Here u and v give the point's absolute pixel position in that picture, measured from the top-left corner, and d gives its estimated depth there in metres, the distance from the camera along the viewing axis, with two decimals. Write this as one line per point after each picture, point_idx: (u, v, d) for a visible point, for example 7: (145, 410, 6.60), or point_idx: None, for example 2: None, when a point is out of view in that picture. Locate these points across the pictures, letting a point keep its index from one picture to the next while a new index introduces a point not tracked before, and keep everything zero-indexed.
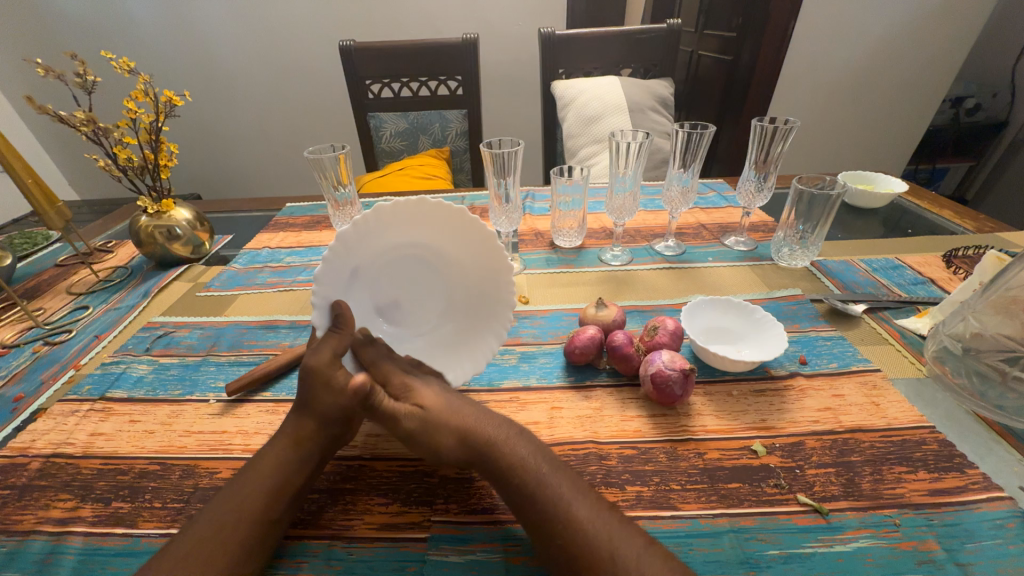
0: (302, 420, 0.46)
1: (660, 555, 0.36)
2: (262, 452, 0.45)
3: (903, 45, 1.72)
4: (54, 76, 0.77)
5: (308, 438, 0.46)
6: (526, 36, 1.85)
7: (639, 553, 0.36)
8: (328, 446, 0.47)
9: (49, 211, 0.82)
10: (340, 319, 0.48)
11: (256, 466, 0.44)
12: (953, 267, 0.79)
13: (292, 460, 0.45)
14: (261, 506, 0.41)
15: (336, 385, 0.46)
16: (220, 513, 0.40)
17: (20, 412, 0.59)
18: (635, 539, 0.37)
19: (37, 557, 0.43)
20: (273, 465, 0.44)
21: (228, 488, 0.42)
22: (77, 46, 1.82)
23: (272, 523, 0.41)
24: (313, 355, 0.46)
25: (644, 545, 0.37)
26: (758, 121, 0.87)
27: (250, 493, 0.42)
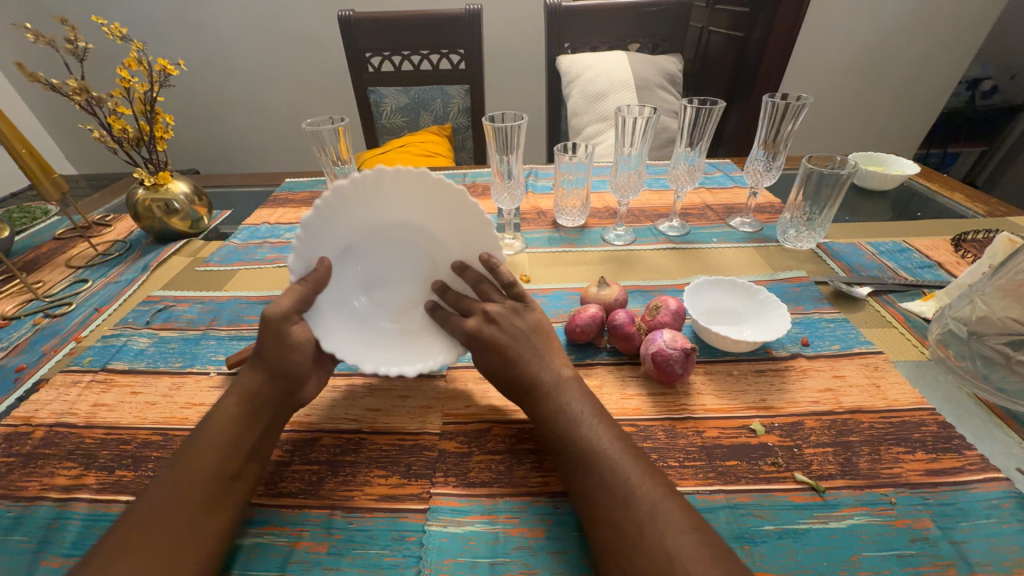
0: (252, 377, 0.47)
1: (678, 504, 0.36)
2: (213, 412, 0.45)
3: (922, 22, 1.66)
4: (45, 42, 0.75)
5: (261, 393, 0.46)
6: (531, 8, 1.78)
7: (655, 501, 0.36)
8: (280, 402, 0.48)
9: (44, 183, 0.80)
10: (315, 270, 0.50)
11: (209, 425, 0.44)
12: (962, 250, 0.77)
13: (247, 414, 0.45)
14: (220, 459, 0.42)
15: (289, 340, 0.48)
16: (182, 472, 0.40)
17: (22, 382, 0.60)
18: (656, 486, 0.38)
19: (43, 522, 0.44)
20: (228, 420, 0.44)
21: (186, 446, 0.43)
22: (68, 13, 1.77)
23: (233, 476, 0.41)
24: (271, 305, 0.48)
25: (663, 494, 0.37)
26: (770, 97, 0.85)
27: (203, 452, 0.42)
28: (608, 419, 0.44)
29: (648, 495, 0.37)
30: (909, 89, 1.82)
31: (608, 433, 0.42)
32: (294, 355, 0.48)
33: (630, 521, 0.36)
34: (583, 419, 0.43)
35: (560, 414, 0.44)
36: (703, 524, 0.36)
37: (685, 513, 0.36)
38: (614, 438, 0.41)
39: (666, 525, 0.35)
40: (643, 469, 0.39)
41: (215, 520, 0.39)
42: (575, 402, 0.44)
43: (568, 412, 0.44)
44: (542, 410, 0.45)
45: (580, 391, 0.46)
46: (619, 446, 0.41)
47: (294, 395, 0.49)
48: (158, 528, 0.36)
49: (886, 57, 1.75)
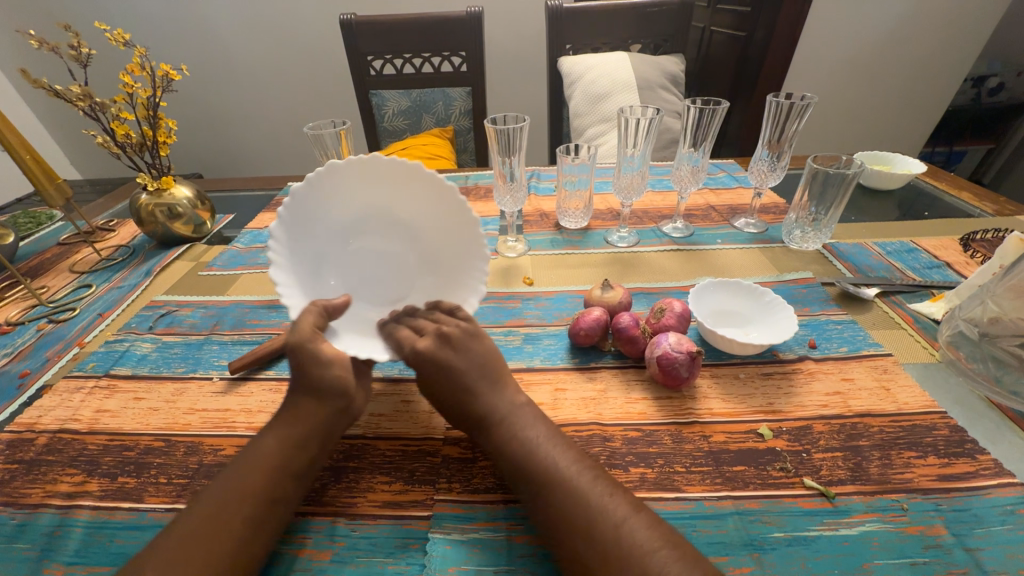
0: (304, 399, 0.46)
1: (643, 523, 0.37)
2: (265, 432, 0.45)
3: (926, 20, 1.65)
4: (48, 48, 0.75)
5: (311, 415, 0.45)
6: (532, 10, 1.78)
7: (624, 519, 0.37)
8: (332, 423, 0.46)
9: (48, 188, 0.80)
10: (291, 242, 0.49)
11: (258, 445, 0.43)
12: (970, 250, 0.76)
13: (295, 437, 0.44)
14: (264, 484, 0.41)
15: (328, 360, 0.46)
16: (225, 490, 0.40)
17: (26, 389, 0.60)
18: (621, 506, 0.38)
19: (46, 530, 0.44)
20: (278, 442, 0.43)
21: (234, 465, 0.42)
22: (73, 19, 1.78)
23: (274, 501, 0.41)
24: (293, 333, 0.46)
25: (629, 513, 0.37)
26: (774, 97, 0.84)
27: (251, 472, 0.41)
28: (566, 442, 0.44)
29: (612, 518, 0.37)
30: (914, 87, 1.81)
31: (567, 455, 0.42)
32: (338, 376, 0.46)
33: (593, 548, 0.35)
34: (541, 445, 0.43)
35: (516, 442, 0.43)
36: (670, 539, 0.36)
37: (653, 530, 0.36)
38: (572, 461, 0.41)
39: (633, 546, 0.35)
40: (606, 490, 0.39)
41: (251, 546, 0.38)
42: (530, 429, 0.44)
43: (526, 439, 0.43)
44: (497, 439, 0.44)
45: (534, 416, 0.45)
46: (579, 470, 0.41)
47: (346, 414, 0.47)
48: (199, 552, 0.36)
49: (890, 56, 1.74)
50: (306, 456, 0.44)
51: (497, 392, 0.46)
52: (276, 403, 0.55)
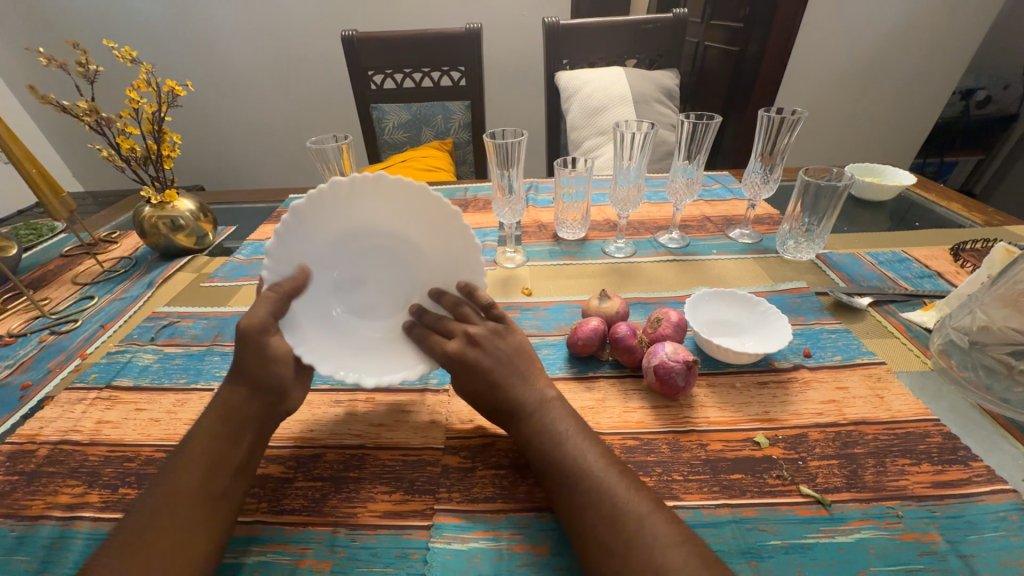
0: (231, 395, 0.47)
1: (665, 518, 0.37)
2: (195, 432, 0.45)
3: (913, 36, 1.70)
4: (57, 66, 0.76)
5: (241, 410, 0.46)
6: (530, 27, 1.83)
7: (645, 513, 0.37)
8: (264, 414, 0.47)
9: (53, 202, 0.81)
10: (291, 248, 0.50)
11: (187, 445, 0.44)
12: (961, 260, 0.78)
13: (223, 432, 0.45)
14: (200, 485, 0.41)
15: (267, 352, 0.47)
16: (161, 496, 0.40)
17: (27, 400, 0.60)
18: (644, 500, 0.39)
19: (46, 541, 0.44)
20: (206, 439, 0.44)
21: (164, 472, 0.42)
22: (79, 36, 1.81)
23: (217, 498, 0.41)
24: (242, 321, 0.47)
25: (650, 508, 0.38)
26: (765, 112, 0.86)
27: (186, 474, 0.41)
28: (592, 435, 0.45)
29: (636, 511, 0.37)
30: (904, 100, 1.85)
31: (594, 451, 0.43)
32: (277, 370, 0.48)
33: (620, 538, 0.36)
34: (570, 439, 0.43)
35: (545, 434, 0.44)
36: (687, 535, 0.37)
37: (674, 526, 0.37)
38: (599, 456, 0.42)
39: (655, 539, 0.36)
40: (631, 484, 0.40)
41: (202, 541, 0.39)
42: (561, 422, 0.45)
43: (555, 432, 0.44)
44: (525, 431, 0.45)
45: (564, 410, 0.46)
46: (604, 463, 0.41)
47: (279, 405, 0.49)
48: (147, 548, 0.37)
49: (879, 70, 1.78)
50: (239, 450, 0.44)
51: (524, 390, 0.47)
52: None
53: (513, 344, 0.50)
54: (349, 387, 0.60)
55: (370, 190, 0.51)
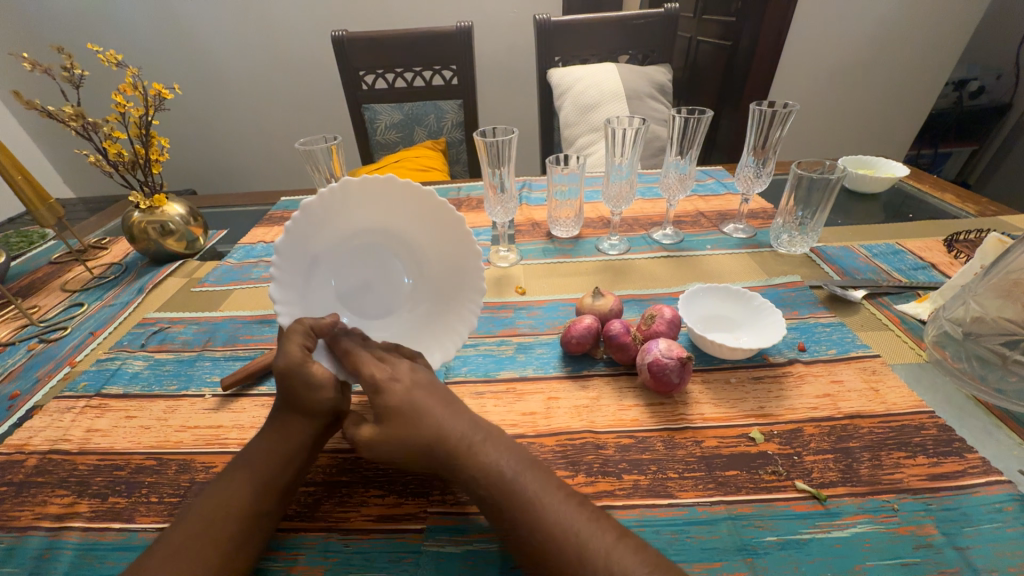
0: (292, 416, 0.45)
1: (631, 549, 0.35)
2: (255, 441, 0.45)
3: (905, 27, 1.70)
4: (41, 70, 0.74)
5: (298, 432, 0.44)
6: (521, 24, 1.82)
7: (611, 548, 0.35)
8: (319, 438, 0.46)
9: (40, 208, 0.80)
10: (331, 219, 0.52)
11: (248, 457, 0.44)
12: (954, 251, 0.78)
13: (281, 451, 0.44)
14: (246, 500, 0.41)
15: (317, 383, 0.44)
16: (209, 506, 0.40)
17: (15, 410, 0.59)
18: (608, 531, 0.36)
19: (35, 553, 0.44)
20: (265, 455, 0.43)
21: (212, 484, 0.42)
22: (66, 41, 1.80)
23: (259, 515, 0.41)
24: (281, 356, 0.43)
25: (615, 542, 0.35)
26: (757, 105, 0.86)
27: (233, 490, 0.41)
28: (540, 467, 0.41)
29: (601, 547, 0.35)
30: (896, 92, 1.85)
31: (545, 483, 0.39)
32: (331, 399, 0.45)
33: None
34: (519, 474, 0.39)
35: (490, 474, 0.39)
36: (659, 564, 0.34)
37: (641, 556, 0.35)
38: (554, 489, 0.38)
39: None
40: (591, 516, 0.37)
41: (237, 557, 0.38)
42: (504, 461, 0.40)
43: (501, 472, 0.39)
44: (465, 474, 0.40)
45: (505, 444, 0.41)
46: (559, 496, 0.38)
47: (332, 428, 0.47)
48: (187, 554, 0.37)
49: (872, 63, 1.78)
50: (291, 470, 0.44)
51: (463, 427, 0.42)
52: None
53: None
54: None
55: (422, 204, 0.55)
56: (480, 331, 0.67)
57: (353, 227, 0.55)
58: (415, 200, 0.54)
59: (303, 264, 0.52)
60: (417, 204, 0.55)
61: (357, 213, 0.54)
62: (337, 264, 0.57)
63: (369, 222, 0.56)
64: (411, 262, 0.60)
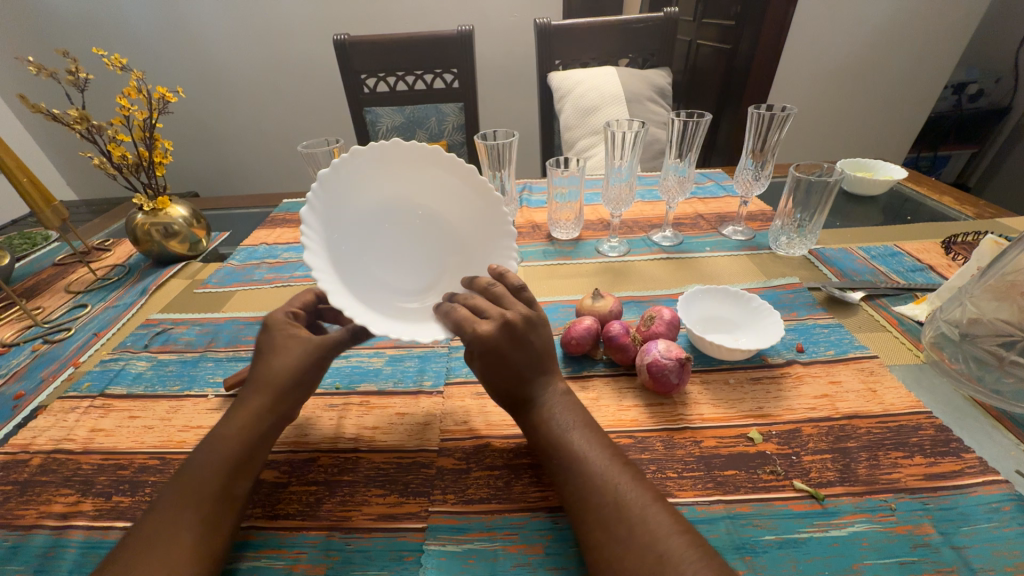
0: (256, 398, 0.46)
1: (665, 510, 0.38)
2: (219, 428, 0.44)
3: (904, 30, 1.70)
4: (46, 74, 0.75)
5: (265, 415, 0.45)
6: (522, 28, 1.84)
7: (646, 502, 0.38)
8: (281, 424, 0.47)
9: (45, 210, 0.81)
10: (380, 176, 0.55)
11: (213, 446, 0.43)
12: (952, 253, 0.78)
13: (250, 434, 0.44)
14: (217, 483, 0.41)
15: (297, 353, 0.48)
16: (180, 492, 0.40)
17: (20, 410, 0.60)
18: (644, 492, 0.39)
19: (39, 551, 0.44)
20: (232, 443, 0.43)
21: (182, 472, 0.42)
22: (70, 45, 1.81)
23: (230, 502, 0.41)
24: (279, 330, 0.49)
25: (650, 501, 0.38)
26: (756, 108, 0.86)
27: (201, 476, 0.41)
28: (594, 427, 0.45)
29: (639, 500, 0.38)
30: (895, 95, 1.86)
31: (595, 442, 0.43)
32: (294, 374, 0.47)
33: (622, 523, 0.37)
34: (573, 429, 0.44)
35: (553, 424, 0.45)
36: (688, 525, 0.37)
37: (674, 516, 0.37)
38: (601, 447, 0.43)
39: (656, 527, 0.36)
40: (630, 474, 0.40)
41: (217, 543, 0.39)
42: (566, 413, 0.45)
43: (560, 422, 0.45)
44: (531, 421, 0.46)
45: (571, 403, 0.47)
46: (608, 454, 0.42)
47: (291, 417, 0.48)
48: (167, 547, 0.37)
49: (870, 66, 1.79)
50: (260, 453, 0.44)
51: (538, 384, 0.47)
52: None
53: (540, 338, 0.48)
54: (345, 391, 0.60)
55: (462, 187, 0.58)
56: None
57: (387, 200, 0.58)
58: (457, 180, 0.58)
59: (341, 211, 0.53)
60: (458, 185, 0.58)
61: (400, 182, 0.57)
62: (370, 228, 0.57)
63: (401, 196, 0.58)
64: (440, 239, 0.61)
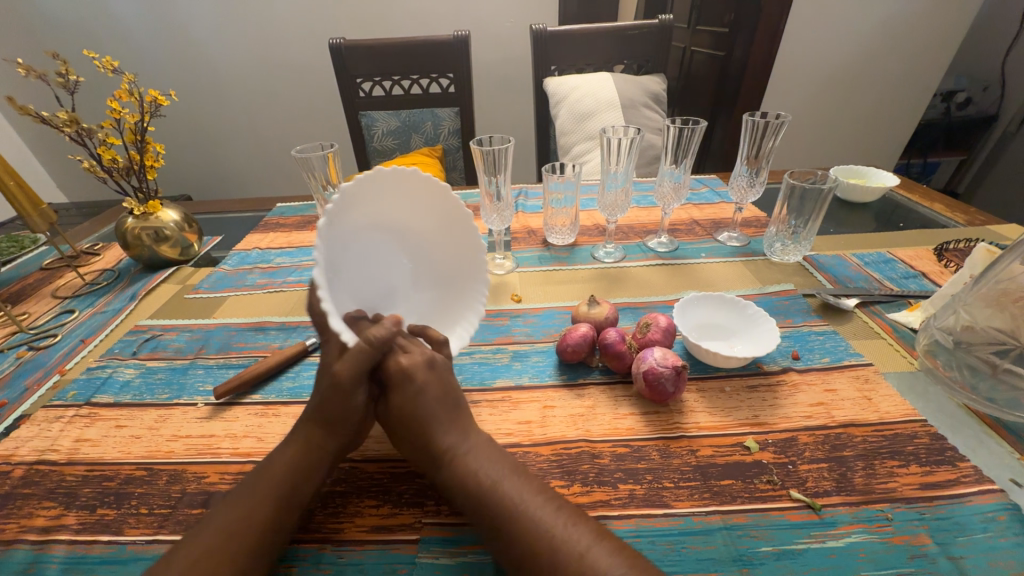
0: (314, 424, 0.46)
1: (607, 550, 0.36)
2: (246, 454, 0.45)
3: (895, 39, 1.73)
4: (36, 76, 0.73)
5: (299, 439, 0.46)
6: (518, 34, 1.85)
7: (590, 544, 0.37)
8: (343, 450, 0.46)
9: (32, 214, 0.79)
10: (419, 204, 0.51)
11: (262, 475, 0.43)
12: (944, 260, 0.79)
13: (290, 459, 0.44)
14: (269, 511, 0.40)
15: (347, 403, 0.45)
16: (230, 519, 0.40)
17: (4, 419, 0.58)
18: (584, 534, 0.38)
19: (21, 566, 0.43)
20: (285, 471, 0.43)
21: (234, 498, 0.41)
22: (62, 46, 1.80)
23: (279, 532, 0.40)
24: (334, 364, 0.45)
25: (595, 541, 0.37)
26: (750, 115, 0.87)
27: (258, 502, 0.41)
28: (523, 473, 0.43)
29: (576, 549, 0.36)
30: (885, 103, 1.88)
31: (527, 488, 0.41)
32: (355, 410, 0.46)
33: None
34: (502, 480, 0.41)
35: (476, 477, 0.42)
36: (637, 562, 0.36)
37: (619, 556, 0.36)
38: (534, 494, 0.41)
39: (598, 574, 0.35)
40: (571, 519, 0.39)
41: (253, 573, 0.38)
42: (489, 465, 0.43)
43: (484, 476, 0.42)
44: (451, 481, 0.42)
45: (492, 452, 0.44)
46: (541, 500, 0.40)
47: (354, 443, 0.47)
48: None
49: (862, 74, 1.81)
50: (310, 486, 0.43)
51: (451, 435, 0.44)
52: (261, 428, 0.55)
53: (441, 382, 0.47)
54: None
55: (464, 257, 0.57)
56: (476, 340, 0.67)
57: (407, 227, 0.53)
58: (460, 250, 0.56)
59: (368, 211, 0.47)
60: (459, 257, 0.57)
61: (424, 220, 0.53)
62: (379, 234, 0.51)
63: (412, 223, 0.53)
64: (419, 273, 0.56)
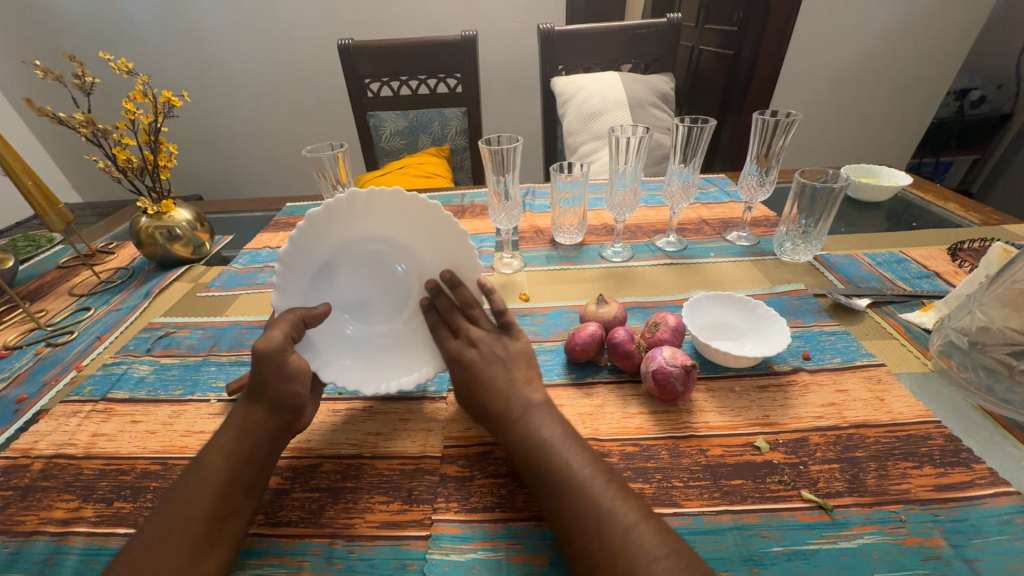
0: (250, 408, 0.46)
1: (652, 529, 0.36)
2: (205, 450, 0.44)
3: (907, 36, 1.70)
4: (53, 78, 0.75)
5: (255, 428, 0.45)
6: (525, 33, 1.85)
7: (634, 522, 0.37)
8: (278, 432, 0.47)
9: (49, 213, 0.81)
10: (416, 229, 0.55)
11: (199, 466, 0.43)
12: (958, 260, 0.78)
13: (243, 450, 0.44)
14: (211, 497, 0.41)
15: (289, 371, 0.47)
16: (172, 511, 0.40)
17: (22, 414, 0.60)
18: (631, 510, 0.38)
19: (40, 557, 0.44)
20: (222, 459, 0.43)
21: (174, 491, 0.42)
22: (77, 49, 1.83)
23: (227, 516, 0.41)
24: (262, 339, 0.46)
25: (639, 519, 0.37)
26: (760, 114, 0.86)
27: (195, 492, 0.41)
28: (578, 442, 0.43)
29: (621, 522, 0.37)
30: (897, 102, 1.86)
31: (580, 458, 0.42)
32: (295, 390, 0.48)
33: (604, 545, 0.36)
34: (556, 444, 0.43)
35: (532, 442, 0.43)
36: (677, 548, 0.35)
37: (660, 537, 0.36)
38: (586, 463, 0.41)
39: (641, 551, 0.35)
40: (617, 493, 0.39)
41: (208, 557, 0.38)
42: (547, 428, 0.44)
43: (542, 438, 0.43)
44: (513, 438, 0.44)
45: (552, 415, 0.45)
46: (593, 471, 0.40)
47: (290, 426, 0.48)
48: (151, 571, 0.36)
49: (874, 72, 1.79)
50: (252, 469, 0.44)
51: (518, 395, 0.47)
52: None
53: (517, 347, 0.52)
54: (346, 396, 0.59)
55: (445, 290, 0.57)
56: None
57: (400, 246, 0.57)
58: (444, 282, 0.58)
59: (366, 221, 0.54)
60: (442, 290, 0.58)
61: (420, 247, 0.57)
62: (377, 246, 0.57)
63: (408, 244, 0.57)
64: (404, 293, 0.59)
